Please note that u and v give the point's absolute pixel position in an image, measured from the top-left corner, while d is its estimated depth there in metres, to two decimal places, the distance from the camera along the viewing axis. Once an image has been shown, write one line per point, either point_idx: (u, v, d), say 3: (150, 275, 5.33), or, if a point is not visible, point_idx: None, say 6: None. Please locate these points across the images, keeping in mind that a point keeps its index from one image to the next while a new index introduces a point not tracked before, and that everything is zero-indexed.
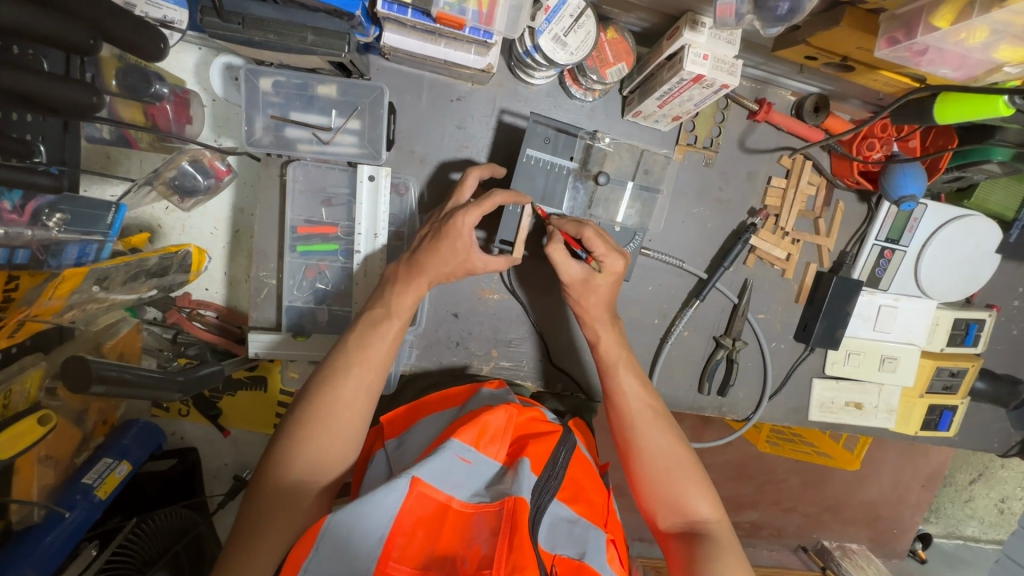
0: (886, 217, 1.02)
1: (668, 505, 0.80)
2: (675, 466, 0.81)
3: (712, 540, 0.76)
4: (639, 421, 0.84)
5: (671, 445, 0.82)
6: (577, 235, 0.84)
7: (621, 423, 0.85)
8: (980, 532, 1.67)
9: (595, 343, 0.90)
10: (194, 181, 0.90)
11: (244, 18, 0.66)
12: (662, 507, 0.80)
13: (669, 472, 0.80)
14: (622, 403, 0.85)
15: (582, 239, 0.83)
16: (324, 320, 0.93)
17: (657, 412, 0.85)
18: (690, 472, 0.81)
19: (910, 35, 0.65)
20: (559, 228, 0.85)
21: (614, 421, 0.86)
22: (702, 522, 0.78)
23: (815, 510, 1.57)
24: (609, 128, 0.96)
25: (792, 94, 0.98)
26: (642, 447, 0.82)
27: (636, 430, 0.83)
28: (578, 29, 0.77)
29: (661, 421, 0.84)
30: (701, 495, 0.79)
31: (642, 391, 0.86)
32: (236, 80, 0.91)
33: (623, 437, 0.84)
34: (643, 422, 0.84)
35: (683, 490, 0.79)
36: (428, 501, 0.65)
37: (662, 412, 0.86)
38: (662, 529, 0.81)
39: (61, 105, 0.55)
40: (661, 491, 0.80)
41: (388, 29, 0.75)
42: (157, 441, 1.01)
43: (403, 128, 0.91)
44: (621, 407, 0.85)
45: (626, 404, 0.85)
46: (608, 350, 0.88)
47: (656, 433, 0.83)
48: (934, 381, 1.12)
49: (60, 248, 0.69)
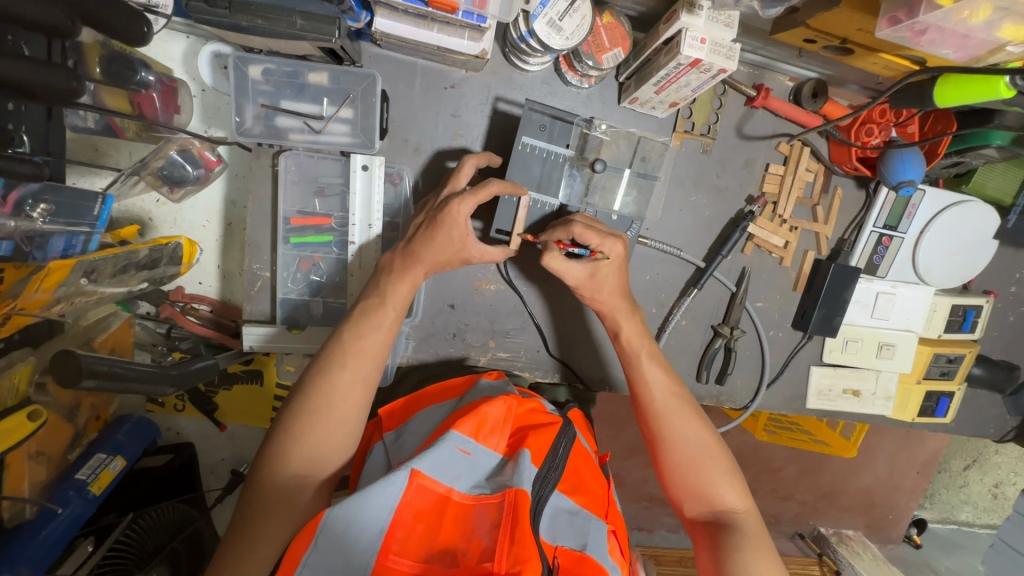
0: (884, 203, 1.01)
1: (694, 493, 0.79)
2: (701, 456, 0.80)
3: (738, 530, 0.76)
4: (663, 410, 0.83)
5: (696, 434, 0.82)
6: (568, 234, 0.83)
7: (644, 413, 0.84)
8: (975, 517, 1.68)
9: (617, 332, 0.88)
10: (182, 171, 0.88)
11: (230, 1, 0.64)
12: (688, 497, 0.80)
13: (694, 462, 0.80)
14: (645, 393, 0.85)
15: (575, 236, 0.83)
16: (319, 312, 0.92)
17: (682, 402, 0.84)
18: (716, 461, 0.80)
19: (912, 14, 0.63)
20: (549, 240, 0.85)
21: (638, 411, 0.85)
22: (727, 511, 0.78)
23: (812, 498, 1.58)
24: (605, 115, 0.95)
25: (790, 79, 0.96)
26: (667, 436, 0.82)
27: (660, 420, 0.83)
28: (573, 13, 0.75)
29: (685, 409, 0.84)
30: (727, 484, 0.79)
31: (666, 381, 0.86)
32: (225, 69, 0.88)
33: (649, 427, 0.84)
34: (669, 412, 0.83)
35: (709, 479, 0.79)
36: (428, 493, 0.65)
37: (687, 401, 0.85)
38: (688, 517, 0.81)
39: (42, 91, 0.53)
40: (686, 480, 0.80)
41: (380, 13, 0.74)
42: (151, 437, 1.00)
43: (396, 117, 0.90)
44: (645, 397, 0.85)
45: (650, 394, 0.85)
46: (630, 340, 0.87)
47: (682, 422, 0.82)
48: (931, 368, 1.12)
49: (46, 240, 0.67)
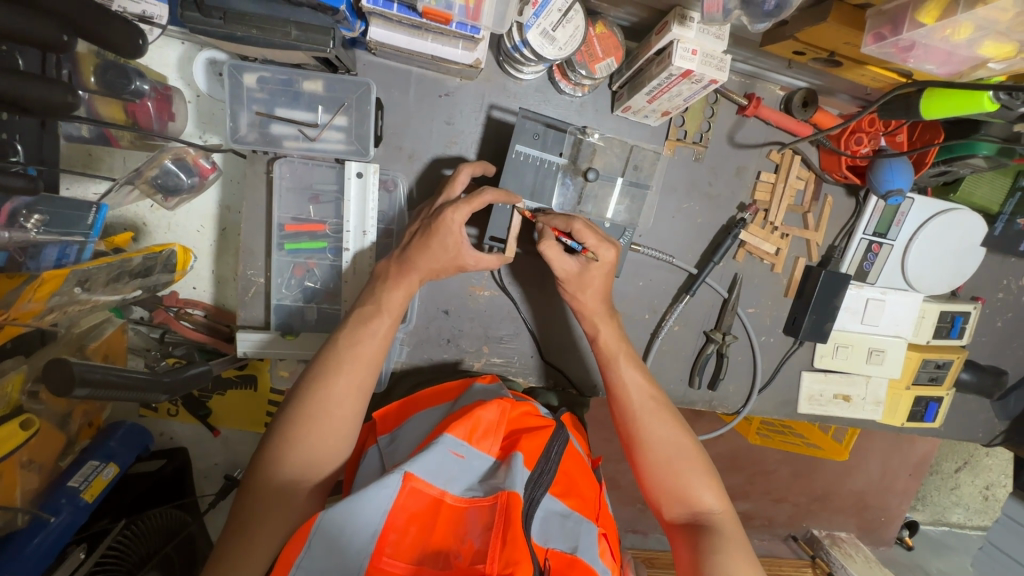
0: (874, 211, 1.03)
1: (673, 496, 0.80)
2: (678, 457, 0.81)
3: (716, 532, 0.77)
4: (641, 412, 0.84)
5: (674, 435, 0.83)
6: (566, 229, 0.84)
7: (623, 415, 0.85)
8: (965, 518, 1.70)
9: (594, 336, 0.90)
10: (177, 180, 0.89)
11: (225, 12, 0.64)
12: (666, 499, 0.80)
13: (673, 464, 0.81)
14: (624, 396, 0.86)
15: (572, 232, 0.83)
16: (313, 318, 0.92)
17: (660, 405, 0.85)
18: (694, 463, 0.81)
19: (896, 31, 0.64)
20: (547, 224, 0.85)
21: (617, 414, 0.86)
22: (705, 513, 0.79)
23: (805, 500, 1.59)
24: (598, 123, 0.96)
25: (781, 89, 0.98)
26: (645, 439, 0.82)
27: (639, 422, 0.84)
28: (566, 24, 0.76)
29: (663, 411, 0.85)
30: (704, 486, 0.80)
31: (644, 384, 0.87)
32: (220, 76, 0.89)
33: (627, 431, 0.84)
34: (646, 415, 0.84)
35: (686, 481, 0.80)
36: (421, 496, 0.65)
37: (665, 405, 0.86)
38: (667, 520, 0.81)
39: (35, 106, 0.53)
40: (666, 483, 0.80)
41: (374, 23, 0.74)
42: (143, 442, 1.01)
43: (390, 124, 0.90)
44: (624, 399, 0.85)
45: (627, 398, 0.85)
46: (608, 344, 0.88)
47: (659, 424, 0.83)
48: (920, 373, 1.14)
49: (39, 249, 0.68)
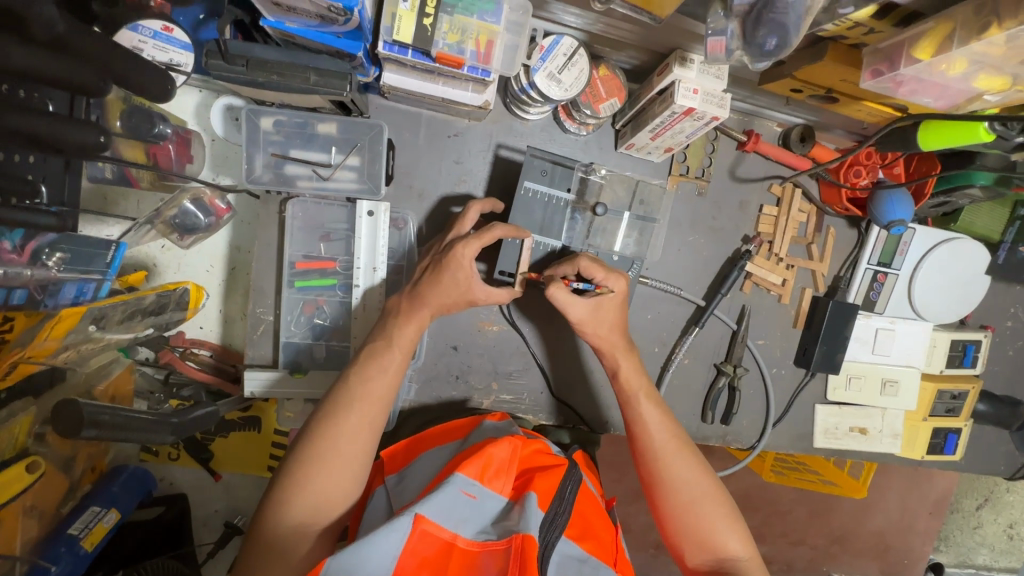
0: (876, 241, 1.04)
1: (697, 540, 0.77)
2: (701, 500, 0.78)
3: None
4: (662, 452, 0.81)
5: (696, 475, 0.80)
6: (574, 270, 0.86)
7: (644, 453, 0.82)
8: (991, 559, 1.63)
9: (615, 371, 0.88)
10: (194, 219, 0.92)
11: (247, 60, 0.68)
12: (689, 544, 0.78)
13: (695, 506, 0.78)
14: (645, 433, 0.83)
15: (580, 270, 0.85)
16: (322, 356, 0.92)
17: (682, 443, 0.82)
18: (717, 505, 0.78)
19: (893, 67, 0.67)
20: (556, 274, 0.87)
21: (637, 452, 0.83)
22: (731, 559, 0.76)
23: (823, 542, 1.53)
24: (603, 161, 0.98)
25: (778, 125, 1.01)
26: (666, 480, 0.80)
27: (660, 462, 0.81)
28: (571, 66, 0.80)
29: (685, 450, 0.82)
30: (728, 530, 0.77)
31: (665, 421, 0.84)
32: (236, 121, 0.93)
33: (647, 470, 0.82)
34: (667, 454, 0.81)
35: (710, 525, 0.77)
36: (432, 540, 0.63)
37: (686, 442, 0.83)
38: (690, 566, 0.78)
39: (67, 146, 0.55)
40: (689, 527, 0.78)
41: (387, 69, 0.77)
42: (146, 488, 0.97)
43: (401, 164, 0.93)
44: (645, 438, 0.83)
45: (648, 435, 0.83)
46: (627, 379, 0.87)
47: (681, 463, 0.80)
48: (936, 405, 1.12)
49: (58, 287, 0.67)
